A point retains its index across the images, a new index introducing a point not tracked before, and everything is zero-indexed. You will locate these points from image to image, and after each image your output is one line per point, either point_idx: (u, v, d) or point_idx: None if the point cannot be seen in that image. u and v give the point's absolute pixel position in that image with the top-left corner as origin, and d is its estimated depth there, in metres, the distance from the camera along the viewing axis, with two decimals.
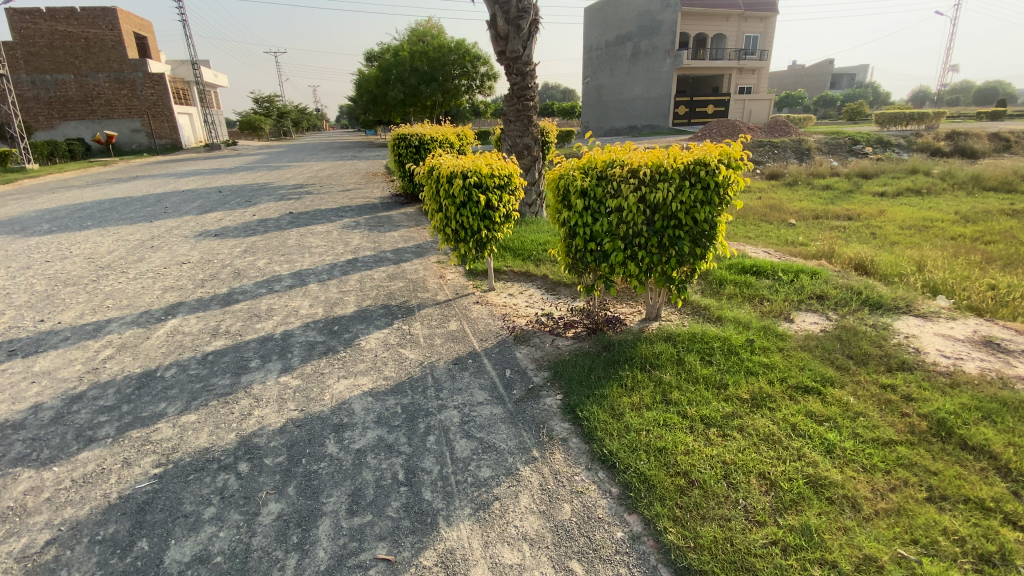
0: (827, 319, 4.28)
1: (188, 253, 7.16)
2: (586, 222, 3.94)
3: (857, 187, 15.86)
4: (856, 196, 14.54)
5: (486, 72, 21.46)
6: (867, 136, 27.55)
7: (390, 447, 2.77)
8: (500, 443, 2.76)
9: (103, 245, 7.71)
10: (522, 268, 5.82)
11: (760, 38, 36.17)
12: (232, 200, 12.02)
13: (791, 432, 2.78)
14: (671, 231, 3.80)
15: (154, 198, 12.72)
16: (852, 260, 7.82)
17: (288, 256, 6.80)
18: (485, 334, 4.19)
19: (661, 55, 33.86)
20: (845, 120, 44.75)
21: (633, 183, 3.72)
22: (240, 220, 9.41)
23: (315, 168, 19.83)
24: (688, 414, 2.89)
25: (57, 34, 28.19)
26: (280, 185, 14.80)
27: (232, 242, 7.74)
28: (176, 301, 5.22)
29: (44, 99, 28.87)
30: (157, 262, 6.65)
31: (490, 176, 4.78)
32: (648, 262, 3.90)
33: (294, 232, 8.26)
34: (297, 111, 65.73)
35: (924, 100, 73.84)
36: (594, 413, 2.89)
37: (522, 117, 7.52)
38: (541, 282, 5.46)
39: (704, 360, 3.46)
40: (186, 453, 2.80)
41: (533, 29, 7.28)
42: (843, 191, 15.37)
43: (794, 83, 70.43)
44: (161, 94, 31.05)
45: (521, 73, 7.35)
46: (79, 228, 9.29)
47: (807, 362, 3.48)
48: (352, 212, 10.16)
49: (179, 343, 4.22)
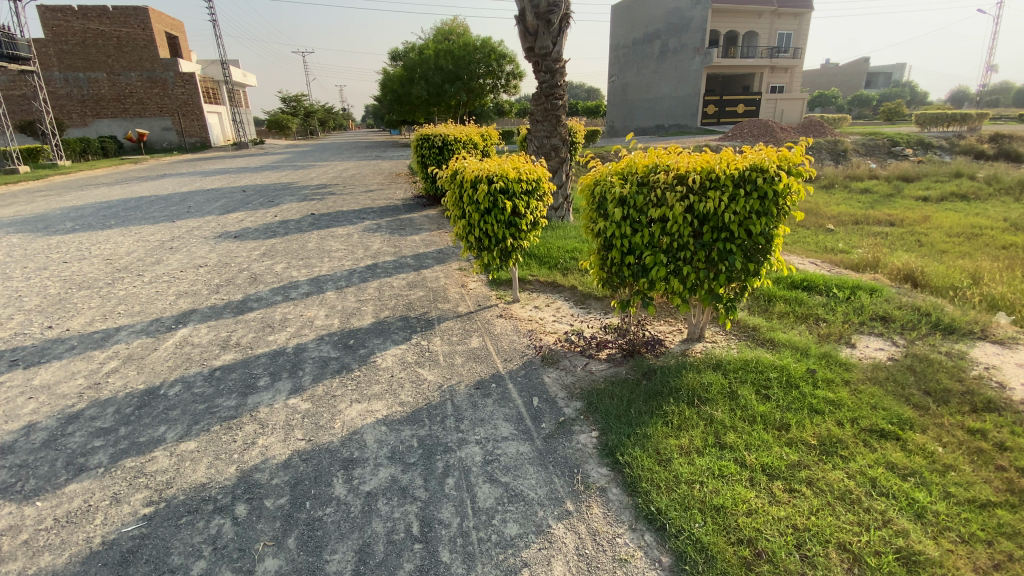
0: (893, 345, 3.81)
1: (206, 255, 7.01)
2: (624, 233, 3.54)
3: (898, 191, 15.03)
4: (897, 200, 13.76)
5: (512, 71, 20.93)
6: (906, 137, 26.32)
7: (404, 490, 2.44)
8: (528, 491, 2.41)
9: (124, 246, 7.65)
10: (548, 278, 5.46)
11: (794, 35, 35.00)
12: (255, 200, 11.97)
13: (871, 490, 2.36)
14: (721, 244, 3.41)
15: (179, 196, 12.78)
16: (900, 271, 7.24)
17: (306, 261, 6.58)
18: (510, 353, 3.83)
19: (690, 54, 32.97)
20: (881, 121, 43.09)
21: (681, 191, 3.32)
22: (261, 221, 9.30)
23: (339, 168, 19.83)
24: (748, 463, 2.50)
25: (90, 33, 28.91)
26: (303, 184, 14.76)
27: (251, 244, 7.58)
28: (189, 308, 5.03)
29: (79, 98, 29.68)
30: (175, 265, 6.52)
31: (518, 181, 4.43)
32: (694, 278, 3.52)
33: (314, 235, 8.07)
34: (323, 110, 66.64)
35: (965, 99, 70.78)
36: (638, 459, 2.51)
37: (550, 116, 7.16)
38: (569, 294, 5.10)
39: (761, 395, 3.05)
40: (181, 490, 2.52)
41: (564, 24, 6.90)
42: (883, 196, 14.58)
43: (827, 82, 68.34)
44: (191, 93, 31.64)
45: (550, 71, 6.98)
46: (103, 227, 9.31)
47: (879, 399, 3.03)
48: (373, 213, 9.96)
49: (186, 357, 3.99)
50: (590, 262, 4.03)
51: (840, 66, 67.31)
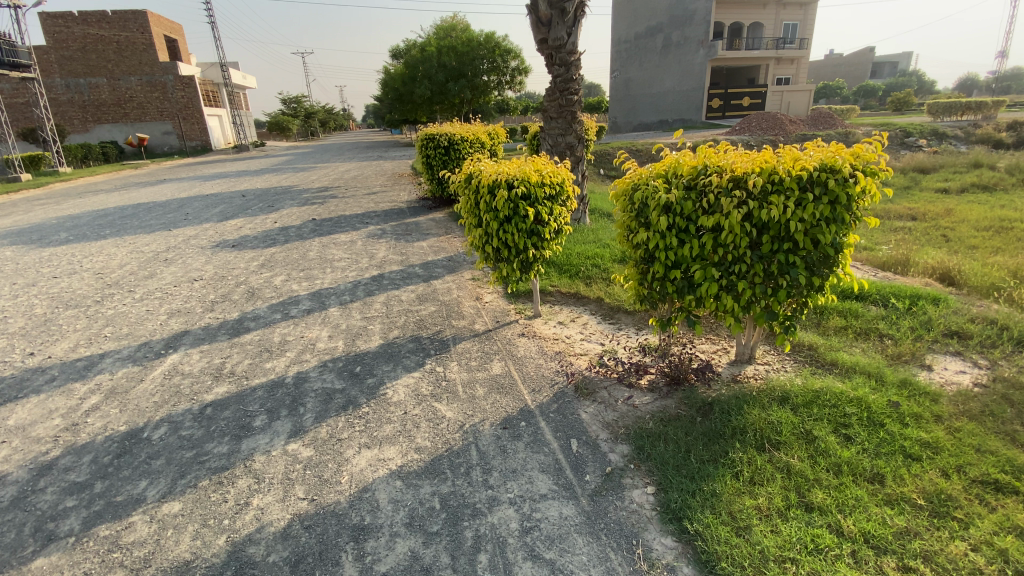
0: (975, 368, 3.37)
1: (202, 267, 6.58)
2: (669, 244, 3.08)
3: (916, 183, 14.53)
4: (916, 193, 13.26)
5: (518, 67, 20.28)
6: (919, 127, 25.68)
7: (429, 572, 2.00)
8: (580, 571, 1.97)
9: (116, 258, 7.23)
10: (570, 288, 5.01)
11: (800, 26, 34.38)
12: (255, 205, 11.55)
13: (1006, 566, 1.91)
14: (783, 256, 2.96)
15: (178, 203, 12.38)
16: (937, 271, 6.77)
17: (308, 272, 6.15)
18: (539, 382, 3.37)
19: (695, 46, 32.28)
20: (889, 111, 42.37)
21: (739, 197, 2.86)
22: (261, 228, 8.87)
23: (341, 169, 19.43)
24: (846, 531, 2.07)
25: (89, 38, 28.61)
26: (305, 188, 14.33)
27: (249, 254, 7.15)
28: (182, 330, 4.61)
29: (80, 104, 29.39)
30: (169, 279, 6.10)
31: (540, 185, 3.97)
32: (749, 295, 3.07)
33: (315, 242, 7.63)
34: (324, 111, 66.39)
35: (971, 88, 69.82)
36: (712, 527, 2.08)
37: (565, 113, 6.70)
38: (595, 306, 4.66)
39: (841, 439, 2.62)
40: (160, 571, 2.09)
41: (579, 13, 6.42)
42: (902, 188, 14.07)
43: (831, 73, 67.47)
44: (192, 96, 31.29)
45: (565, 64, 6.50)
46: (98, 237, 8.90)
47: (980, 439, 2.58)
48: (377, 218, 9.52)
49: (176, 389, 3.56)
50: (626, 276, 3.57)
51: (845, 55, 66.32)
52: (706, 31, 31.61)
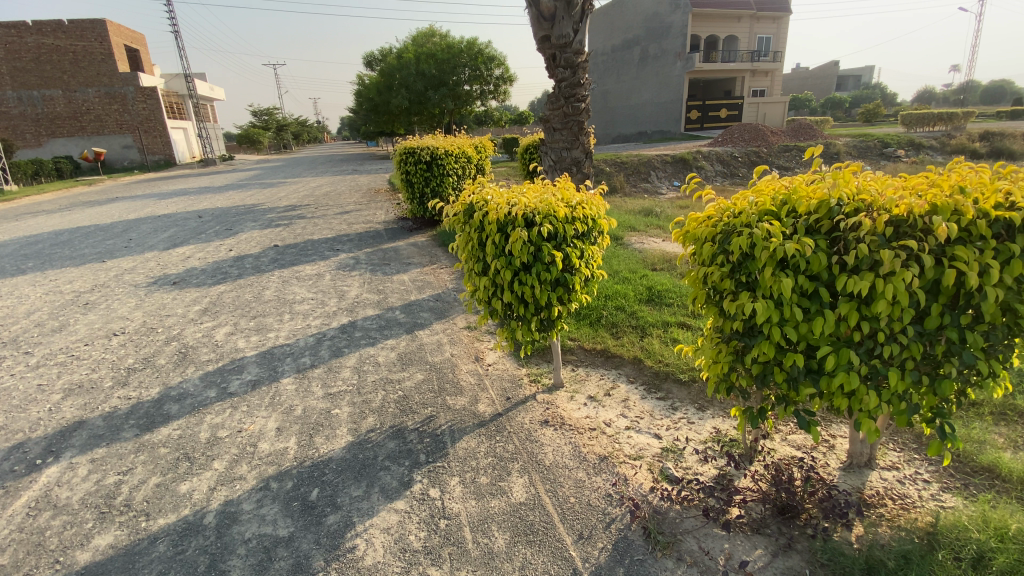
0: None
1: (128, 314, 5.30)
2: (785, 317, 2.05)
3: None
4: None
5: (501, 75, 19.31)
6: (897, 137, 25.67)
7: None
8: None
9: (26, 302, 5.89)
10: (596, 342, 3.93)
11: (773, 39, 34.48)
12: (211, 228, 10.24)
13: None
14: (955, 334, 1.98)
15: (123, 226, 10.95)
16: None
17: (261, 321, 4.94)
18: (588, 520, 2.26)
19: (672, 59, 31.96)
20: (861, 122, 42.98)
21: (903, 252, 1.87)
22: (212, 258, 7.60)
23: (313, 185, 18.13)
24: None
25: (44, 48, 26.82)
26: (271, 206, 13.03)
27: (191, 294, 5.89)
28: (75, 421, 3.35)
29: (32, 117, 27.42)
30: (80, 335, 4.80)
31: (569, 222, 2.86)
32: (901, 388, 2.07)
33: (274, 277, 6.41)
34: (297, 123, 64.72)
35: (929, 99, 71.94)
36: None
37: (571, 123, 5.69)
38: (632, 369, 3.60)
39: None
40: None
41: (589, 7, 5.44)
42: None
43: (799, 86, 68.92)
44: (154, 108, 29.44)
45: (570, 66, 5.51)
46: (16, 271, 7.50)
47: None
48: (349, 243, 8.34)
49: (35, 542, 2.34)
50: (700, 349, 2.52)
51: (812, 69, 67.93)
52: (683, 43, 31.35)
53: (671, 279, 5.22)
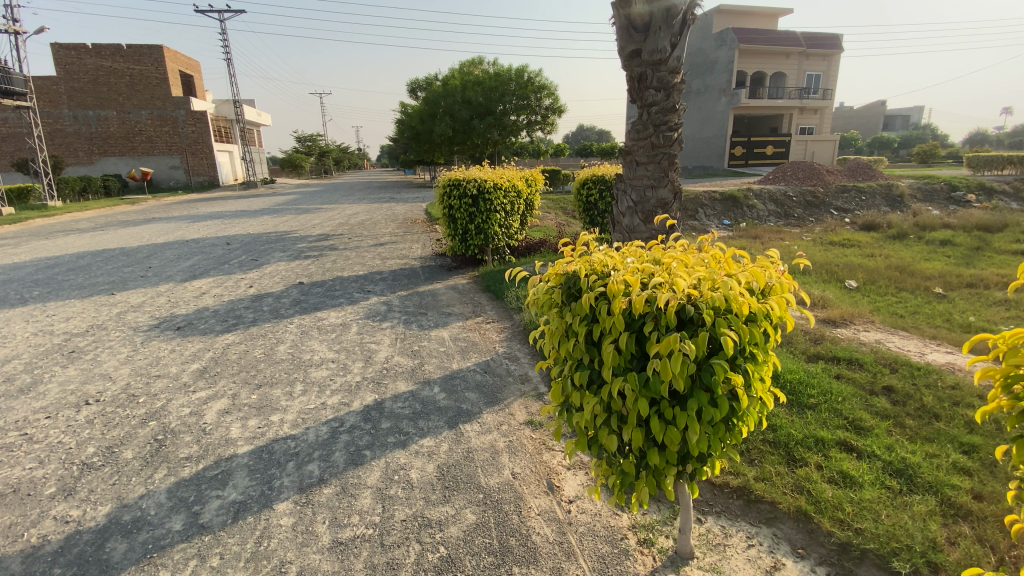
0: None
1: (113, 372, 4.36)
2: None
3: (985, 242, 12.43)
4: (992, 253, 11.08)
5: (550, 106, 18.26)
6: (965, 180, 23.61)
7: None
8: None
9: (7, 345, 5.06)
10: (725, 478, 2.73)
11: (822, 76, 32.72)
12: (236, 258, 9.50)
13: None
14: None
15: (148, 250, 10.36)
16: None
17: (267, 393, 3.89)
18: None
19: (717, 94, 31.02)
20: (915, 162, 40.62)
21: None
22: (228, 296, 6.72)
23: (349, 212, 17.63)
24: None
25: (102, 70, 27.90)
26: (303, 235, 12.33)
27: (193, 346, 4.94)
28: None
29: (87, 136, 28.40)
30: (45, 401, 3.85)
31: (757, 321, 1.66)
32: None
33: (291, 327, 5.42)
34: (339, 150, 66.91)
35: (982, 141, 68.26)
36: None
37: (659, 157, 4.56)
38: (795, 531, 2.43)
39: None
40: None
41: (692, 18, 4.42)
42: (972, 250, 11.75)
43: (843, 125, 66.74)
44: (202, 131, 30.10)
45: (664, 86, 4.44)
46: (18, 301, 6.79)
47: None
48: (381, 283, 7.36)
49: None
50: None
51: (856, 108, 65.95)
52: (728, 79, 30.36)
53: (793, 361, 4.00)
